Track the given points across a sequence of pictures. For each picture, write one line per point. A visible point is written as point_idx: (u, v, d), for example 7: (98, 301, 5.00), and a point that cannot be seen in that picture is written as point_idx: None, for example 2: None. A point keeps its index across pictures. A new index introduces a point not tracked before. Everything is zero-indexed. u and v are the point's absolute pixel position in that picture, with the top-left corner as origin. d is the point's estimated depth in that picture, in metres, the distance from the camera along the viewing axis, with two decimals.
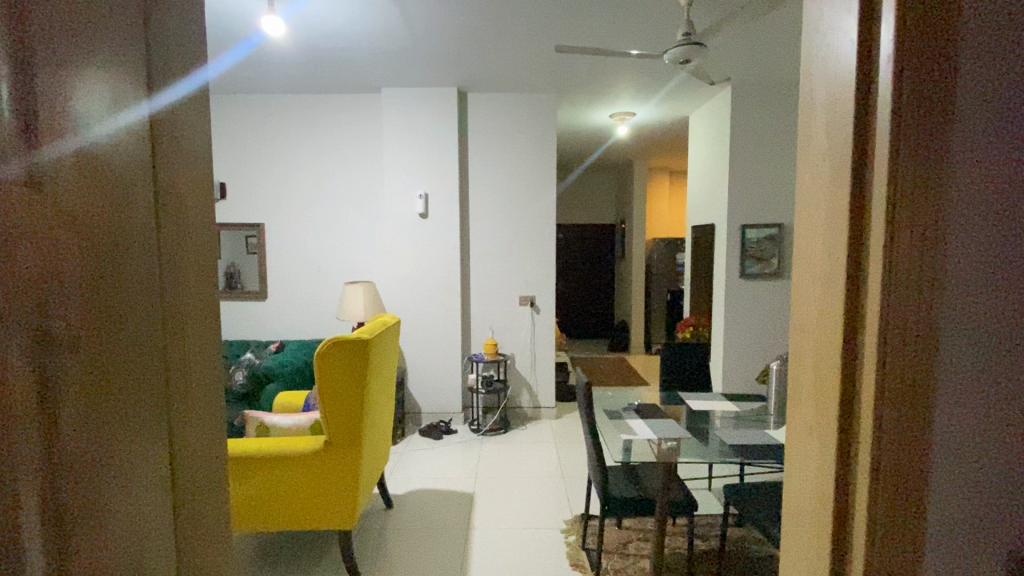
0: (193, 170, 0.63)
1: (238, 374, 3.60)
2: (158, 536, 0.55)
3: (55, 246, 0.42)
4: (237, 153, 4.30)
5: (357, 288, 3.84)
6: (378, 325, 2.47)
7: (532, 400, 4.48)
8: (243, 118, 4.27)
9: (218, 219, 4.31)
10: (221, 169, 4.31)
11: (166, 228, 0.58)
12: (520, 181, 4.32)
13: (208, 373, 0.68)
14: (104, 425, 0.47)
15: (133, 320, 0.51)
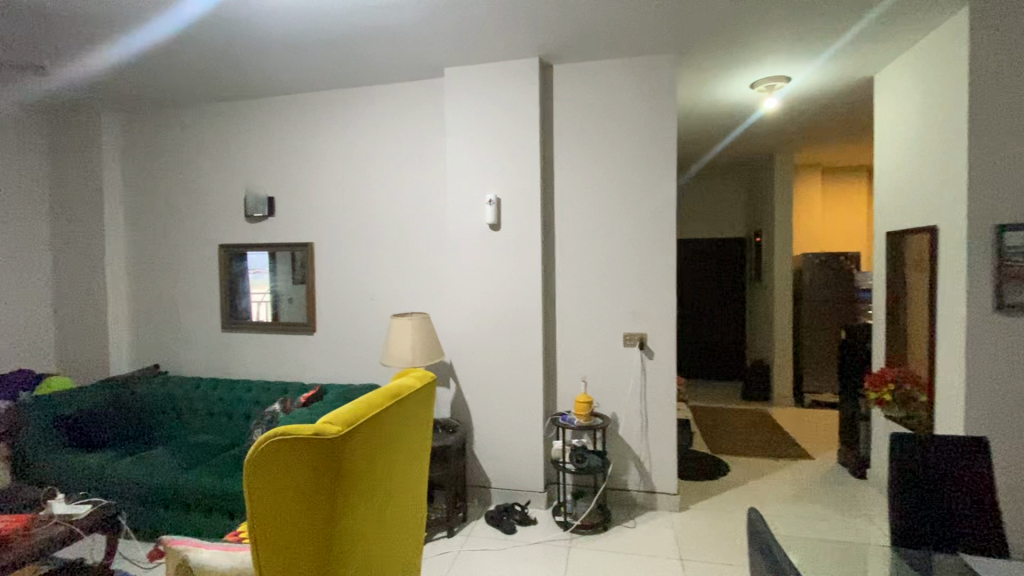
0: None
1: (256, 433, 2.81)
2: None
3: None
4: (283, 162, 3.66)
5: (403, 325, 2.90)
6: (379, 399, 1.44)
7: (642, 481, 3.18)
8: (290, 123, 3.64)
9: (263, 240, 3.70)
10: (267, 182, 3.70)
11: None
12: (625, 179, 3.14)
13: None
14: None
15: None
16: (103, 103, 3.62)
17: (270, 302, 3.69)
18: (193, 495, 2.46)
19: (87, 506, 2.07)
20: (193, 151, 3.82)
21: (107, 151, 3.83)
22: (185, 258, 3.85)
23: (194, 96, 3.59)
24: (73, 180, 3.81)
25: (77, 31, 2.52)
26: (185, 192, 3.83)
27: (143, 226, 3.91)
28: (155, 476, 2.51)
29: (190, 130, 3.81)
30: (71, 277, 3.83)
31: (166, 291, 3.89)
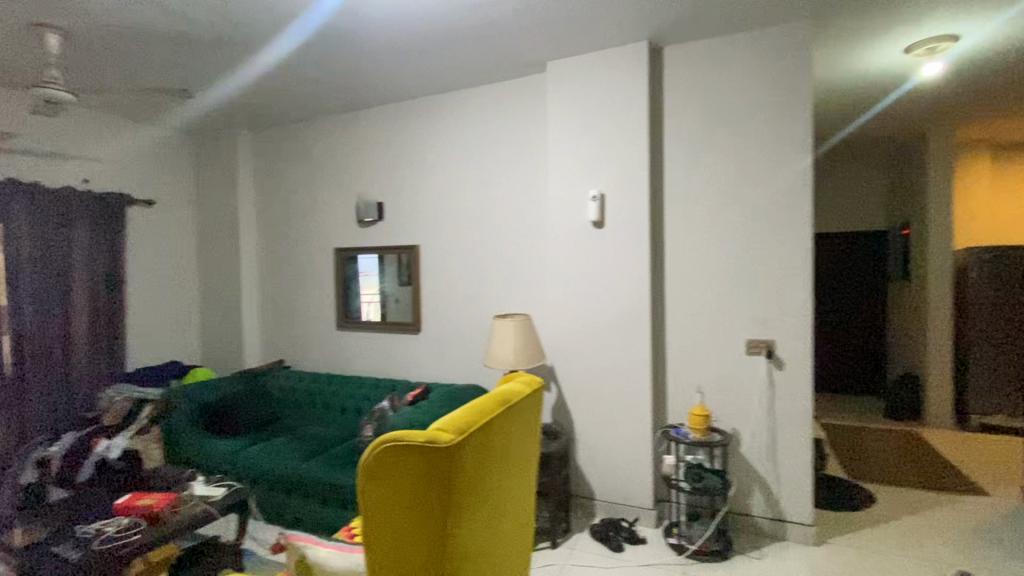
0: None
1: (367, 430, 2.85)
2: None
3: None
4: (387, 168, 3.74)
5: (505, 324, 2.84)
6: (490, 404, 1.36)
7: (769, 507, 2.81)
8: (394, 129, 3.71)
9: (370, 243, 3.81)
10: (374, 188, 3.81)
11: None
12: (752, 168, 2.80)
13: None
14: None
15: None
16: (240, 119, 3.70)
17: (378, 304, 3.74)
18: (313, 484, 2.52)
19: (221, 488, 2.25)
20: (316, 159, 3.87)
21: (242, 164, 3.93)
22: (310, 266, 3.90)
23: (320, 105, 3.57)
24: (213, 193, 3.94)
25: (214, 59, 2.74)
26: (308, 200, 3.90)
27: (272, 235, 3.98)
28: (280, 464, 2.62)
29: (313, 139, 3.88)
30: (212, 287, 3.97)
31: (293, 298, 3.95)
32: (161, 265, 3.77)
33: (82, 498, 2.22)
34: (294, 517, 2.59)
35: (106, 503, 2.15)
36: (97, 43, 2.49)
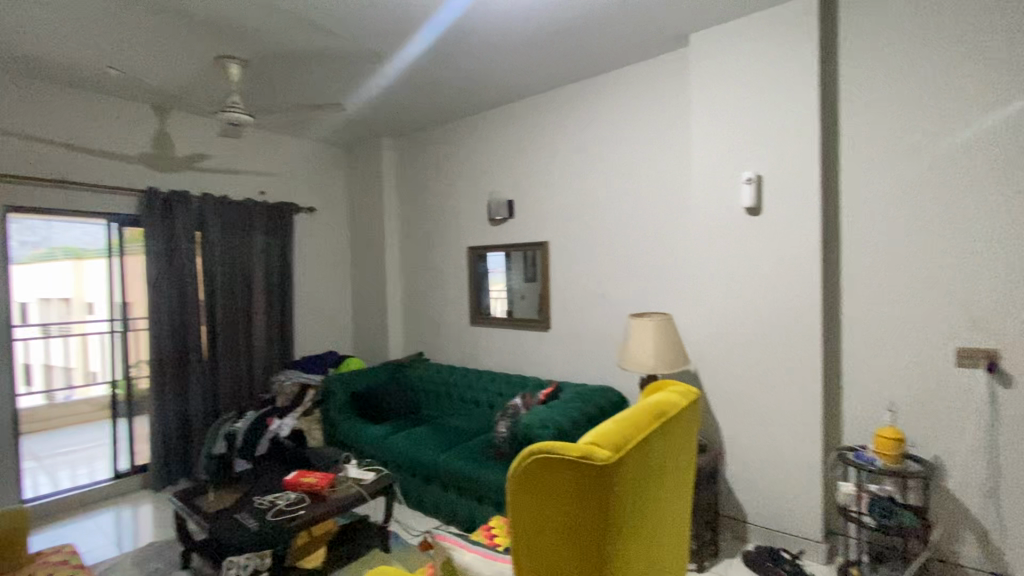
0: None
1: (499, 427, 2.57)
2: None
3: None
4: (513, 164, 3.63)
5: (643, 325, 2.55)
6: (642, 418, 1.20)
7: (994, 562, 2.19)
8: (519, 123, 3.58)
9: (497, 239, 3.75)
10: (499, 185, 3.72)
11: None
12: (988, 127, 2.10)
13: None
14: None
15: None
16: (385, 127, 3.90)
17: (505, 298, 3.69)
18: (448, 476, 2.53)
19: (371, 472, 2.39)
20: (452, 159, 3.93)
21: (386, 170, 4.15)
22: (448, 265, 3.98)
23: (456, 107, 3.60)
24: (363, 199, 4.25)
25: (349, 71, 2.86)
26: (445, 200, 3.98)
27: (412, 236, 4.14)
28: (418, 454, 2.68)
29: (449, 141, 3.94)
30: (362, 286, 4.30)
31: (430, 296, 4.07)
32: (314, 267, 4.11)
33: (259, 473, 2.51)
34: (432, 505, 2.64)
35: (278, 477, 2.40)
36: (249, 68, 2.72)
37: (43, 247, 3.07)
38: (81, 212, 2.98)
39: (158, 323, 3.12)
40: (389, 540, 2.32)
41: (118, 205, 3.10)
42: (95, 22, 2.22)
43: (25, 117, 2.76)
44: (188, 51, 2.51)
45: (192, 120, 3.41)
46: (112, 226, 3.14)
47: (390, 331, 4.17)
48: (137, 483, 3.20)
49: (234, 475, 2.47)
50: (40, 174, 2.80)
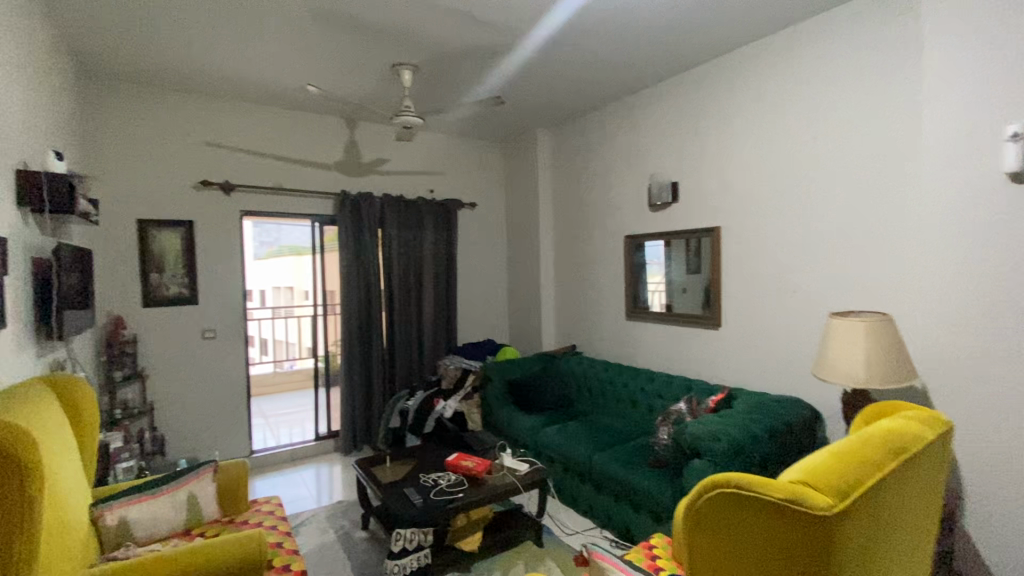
0: None
1: (662, 431, 2.34)
2: None
3: None
4: (670, 149, 3.18)
5: (847, 326, 2.05)
6: (870, 454, 0.97)
7: None
8: (679, 102, 3.11)
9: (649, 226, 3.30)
10: (655, 170, 3.29)
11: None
12: None
13: None
14: None
15: None
16: (541, 118, 3.82)
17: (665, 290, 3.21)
18: (604, 478, 2.38)
19: (526, 464, 2.36)
20: (608, 142, 3.63)
21: (542, 161, 4.09)
22: (602, 257, 3.71)
23: (614, 90, 3.32)
24: (521, 192, 4.27)
25: (489, 61, 2.76)
26: (600, 188, 3.70)
27: (566, 227, 3.99)
28: (573, 450, 2.58)
29: (604, 124, 3.65)
30: (518, 277, 4.33)
31: (583, 289, 3.87)
32: (468, 261, 4.23)
33: (425, 450, 2.67)
34: (587, 505, 2.52)
35: (441, 456, 2.52)
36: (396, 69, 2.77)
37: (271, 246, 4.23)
38: (292, 214, 3.51)
39: (348, 308, 3.54)
40: (542, 535, 2.29)
41: (318, 207, 3.59)
42: (283, 44, 2.49)
43: (254, 138, 3.34)
44: (368, 62, 2.72)
45: (373, 129, 3.77)
46: (315, 226, 3.64)
47: (544, 323, 4.10)
48: (331, 446, 3.68)
49: (404, 450, 2.66)
50: (263, 184, 3.37)
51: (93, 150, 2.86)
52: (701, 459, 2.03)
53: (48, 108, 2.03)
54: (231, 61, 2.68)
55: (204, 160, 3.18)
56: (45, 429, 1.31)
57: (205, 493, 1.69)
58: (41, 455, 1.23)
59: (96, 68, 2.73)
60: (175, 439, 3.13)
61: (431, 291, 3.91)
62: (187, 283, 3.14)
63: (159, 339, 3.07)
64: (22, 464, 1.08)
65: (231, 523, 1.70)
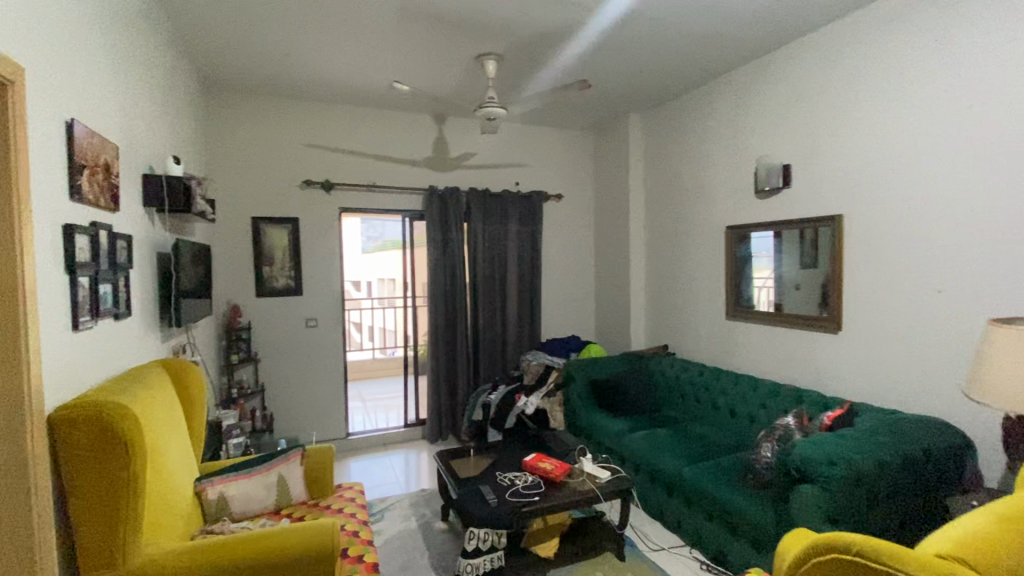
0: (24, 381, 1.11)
1: (764, 449, 2.04)
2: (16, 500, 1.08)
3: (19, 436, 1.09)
4: (777, 127, 2.80)
5: (1019, 338, 1.60)
6: None
7: None
8: (788, 73, 2.72)
9: (754, 214, 2.95)
10: (759, 153, 2.92)
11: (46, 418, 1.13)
12: None
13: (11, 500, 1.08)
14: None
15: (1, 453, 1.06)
16: (633, 102, 3.57)
17: (776, 287, 2.85)
18: (695, 495, 2.16)
19: (606, 471, 2.22)
20: (706, 123, 3.27)
21: (634, 148, 3.83)
22: (698, 249, 3.38)
23: (709, 66, 3.00)
24: (610, 181, 4.05)
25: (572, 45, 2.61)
26: (697, 174, 3.36)
27: (659, 217, 3.70)
28: (661, 460, 2.38)
29: (703, 104, 3.30)
30: (606, 270, 4.13)
31: (677, 284, 3.56)
32: (553, 255, 4.12)
33: (504, 446, 2.62)
34: (676, 521, 2.31)
35: (519, 454, 2.46)
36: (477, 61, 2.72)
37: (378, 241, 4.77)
38: (383, 210, 3.64)
39: (435, 301, 3.60)
40: (623, 547, 2.14)
41: (407, 202, 3.69)
42: (367, 45, 2.55)
43: (349, 138, 3.50)
44: (453, 57, 2.70)
45: (457, 124, 3.78)
46: (405, 221, 3.75)
47: (633, 319, 3.87)
48: (418, 434, 3.79)
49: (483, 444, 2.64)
50: (358, 181, 3.53)
51: (215, 156, 3.17)
52: (812, 487, 1.75)
53: (174, 120, 2.25)
54: (326, 66, 2.80)
55: (306, 161, 3.40)
56: (155, 410, 1.43)
57: (293, 476, 1.78)
58: (150, 437, 1.35)
59: (217, 81, 3.02)
60: (283, 417, 3.42)
61: (514, 285, 3.87)
62: (291, 276, 3.39)
63: (269, 326, 3.35)
64: (129, 446, 1.18)
65: (316, 507, 1.78)
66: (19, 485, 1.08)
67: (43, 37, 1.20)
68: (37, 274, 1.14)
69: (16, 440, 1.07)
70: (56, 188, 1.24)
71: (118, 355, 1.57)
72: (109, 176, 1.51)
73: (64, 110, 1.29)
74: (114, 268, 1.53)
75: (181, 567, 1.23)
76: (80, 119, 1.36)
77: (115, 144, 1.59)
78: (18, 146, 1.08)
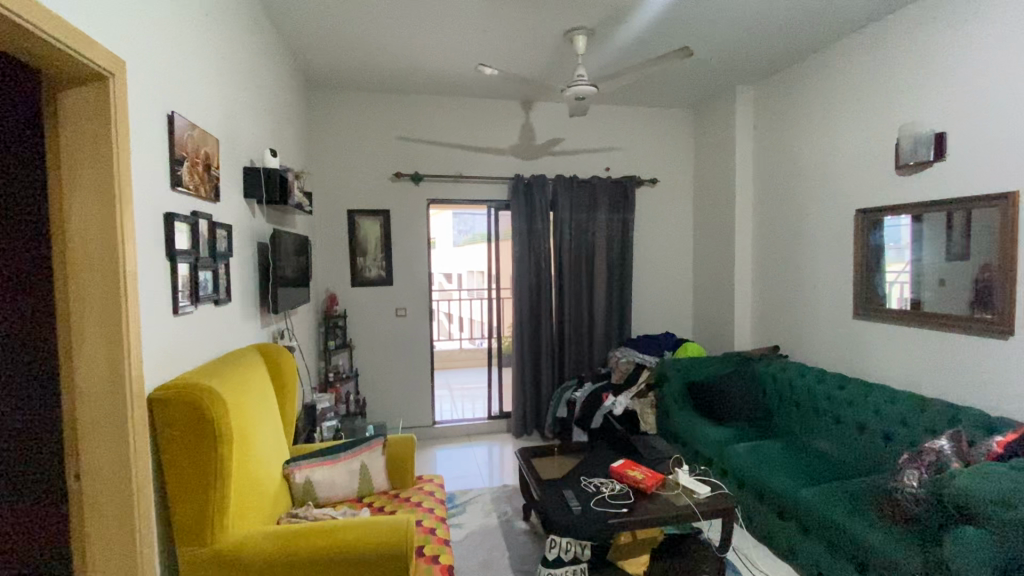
0: (123, 359, 1.14)
1: (909, 476, 1.67)
2: (112, 474, 1.15)
3: (108, 416, 1.14)
4: (924, 89, 2.31)
5: None
6: None
7: None
8: (941, 23, 2.23)
9: (889, 196, 2.49)
10: (896, 121, 2.45)
11: (137, 400, 1.17)
12: None
13: (113, 472, 1.15)
14: (98, 440, 1.14)
15: (102, 428, 1.14)
16: (741, 73, 3.19)
17: (914, 282, 2.39)
18: (814, 524, 1.85)
19: (707, 486, 1.97)
20: (832, 89, 2.81)
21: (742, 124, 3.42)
22: (817, 237, 2.92)
23: (836, 24, 2.56)
24: (713, 163, 3.68)
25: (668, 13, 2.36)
26: (818, 150, 2.91)
27: (771, 201, 3.28)
28: (771, 480, 2.08)
29: (827, 68, 2.84)
30: (707, 261, 3.77)
31: (790, 277, 3.13)
32: (645, 245, 3.86)
33: (590, 447, 2.46)
34: (788, 550, 2.01)
35: (606, 457, 2.29)
36: (561, 38, 2.55)
37: (468, 234, 4.86)
38: (470, 200, 3.61)
39: (519, 293, 3.52)
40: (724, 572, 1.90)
41: (494, 192, 3.62)
42: (450, 32, 2.49)
43: (437, 128, 3.51)
44: (540, 36, 2.54)
45: (545, 110, 3.64)
46: (491, 212, 3.70)
47: (738, 316, 3.48)
48: (503, 426, 3.74)
49: (567, 444, 2.51)
50: (446, 172, 3.53)
51: (315, 151, 3.34)
52: (978, 533, 1.39)
53: (275, 117, 2.36)
54: (413, 56, 2.78)
55: (397, 153, 3.46)
56: (247, 392, 1.49)
57: (375, 465, 1.78)
58: (242, 423, 1.38)
59: (317, 79, 3.16)
60: (375, 403, 3.54)
61: (603, 277, 3.67)
62: (382, 266, 3.48)
63: (362, 314, 3.48)
64: (218, 427, 1.22)
65: (396, 498, 1.75)
66: (123, 461, 1.15)
67: (145, 34, 1.25)
68: (139, 261, 1.20)
69: (120, 416, 1.14)
70: (157, 178, 1.30)
71: (219, 338, 1.66)
72: (210, 169, 1.58)
73: (166, 104, 1.35)
74: (214, 256, 1.61)
75: (263, 550, 1.25)
76: (182, 113, 1.43)
77: (217, 138, 1.67)
78: (119, 138, 1.13)
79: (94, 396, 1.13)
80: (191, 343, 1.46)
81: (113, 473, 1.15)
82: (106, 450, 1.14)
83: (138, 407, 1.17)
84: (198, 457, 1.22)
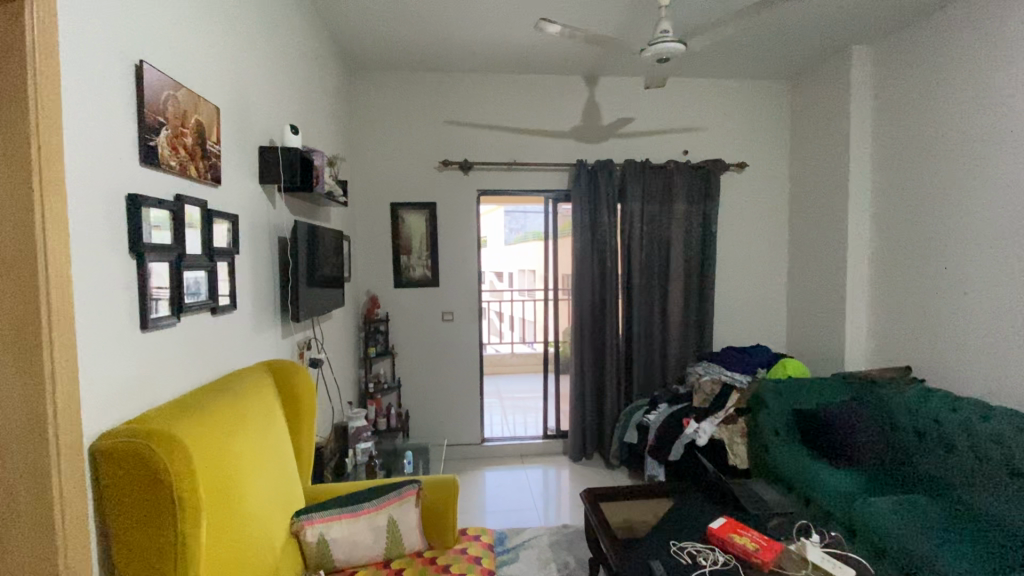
0: (44, 406, 0.80)
1: None
2: (33, 564, 0.82)
3: (26, 486, 0.80)
4: None
5: None
6: None
7: None
8: None
9: None
10: None
11: (69, 462, 0.83)
12: None
13: (33, 559, 0.82)
14: (16, 516, 0.81)
15: (20, 499, 0.81)
16: (861, 27, 2.57)
17: None
18: None
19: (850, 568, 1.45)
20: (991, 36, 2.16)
21: (858, 92, 2.79)
22: (967, 229, 2.27)
23: None
24: (817, 143, 3.07)
25: None
26: (969, 117, 2.26)
27: (897, 185, 2.64)
28: (931, 561, 1.52)
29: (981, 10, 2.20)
30: (808, 261, 3.16)
31: (924, 281, 2.48)
32: (728, 241, 3.30)
33: (674, 492, 1.99)
34: None
35: (699, 511, 1.81)
36: None
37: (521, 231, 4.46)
38: (524, 191, 3.19)
39: (580, 296, 3.07)
40: None
41: (552, 181, 3.19)
42: None
43: (488, 109, 3.12)
44: None
45: (611, 85, 3.17)
46: (549, 204, 3.27)
47: (850, 327, 2.86)
48: (560, 447, 3.30)
49: (644, 485, 2.05)
50: (499, 159, 3.14)
51: (356, 137, 3.04)
52: None
53: (303, 91, 2.04)
54: (458, 21, 2.39)
55: (445, 139, 3.10)
56: (241, 431, 1.14)
57: (406, 520, 1.39)
58: (227, 479, 1.03)
59: (357, 58, 2.85)
60: (418, 416, 3.21)
61: (680, 279, 3.14)
62: (428, 265, 3.13)
63: (407, 318, 3.15)
64: (176, 494, 0.86)
65: (430, 563, 1.36)
66: (46, 547, 0.82)
67: None
68: (76, 260, 0.86)
69: (39, 478, 0.80)
70: (113, 149, 0.95)
71: (216, 356, 1.33)
72: (203, 143, 1.26)
73: (131, 49, 1.01)
74: (211, 254, 1.29)
75: None
76: (159, 66, 1.09)
77: (216, 106, 1.34)
78: (42, 84, 0.79)
79: (11, 454, 0.80)
80: (173, 368, 1.13)
81: (31, 563, 0.81)
82: (25, 527, 0.81)
83: (68, 472, 0.82)
84: (155, 539, 0.87)
